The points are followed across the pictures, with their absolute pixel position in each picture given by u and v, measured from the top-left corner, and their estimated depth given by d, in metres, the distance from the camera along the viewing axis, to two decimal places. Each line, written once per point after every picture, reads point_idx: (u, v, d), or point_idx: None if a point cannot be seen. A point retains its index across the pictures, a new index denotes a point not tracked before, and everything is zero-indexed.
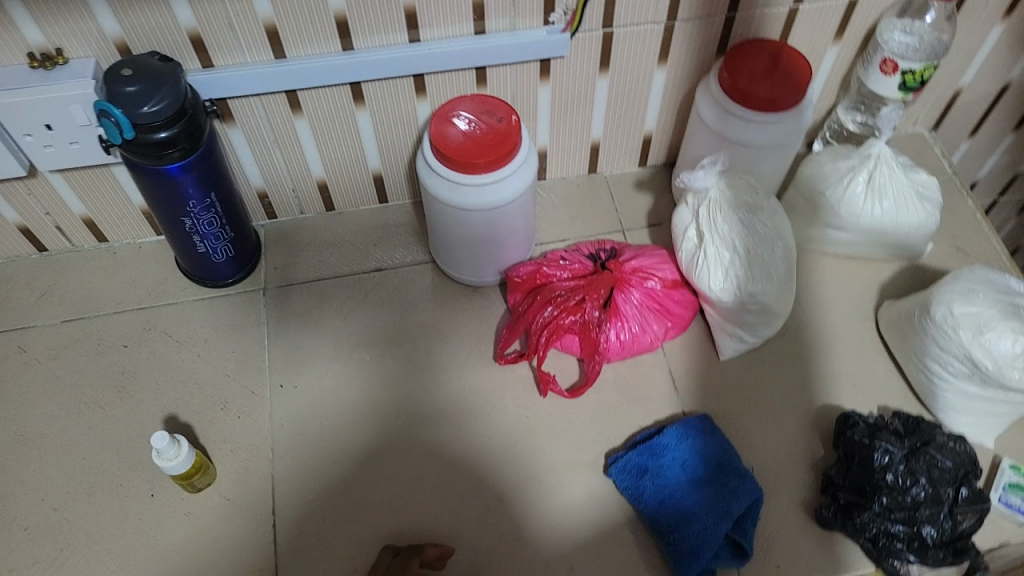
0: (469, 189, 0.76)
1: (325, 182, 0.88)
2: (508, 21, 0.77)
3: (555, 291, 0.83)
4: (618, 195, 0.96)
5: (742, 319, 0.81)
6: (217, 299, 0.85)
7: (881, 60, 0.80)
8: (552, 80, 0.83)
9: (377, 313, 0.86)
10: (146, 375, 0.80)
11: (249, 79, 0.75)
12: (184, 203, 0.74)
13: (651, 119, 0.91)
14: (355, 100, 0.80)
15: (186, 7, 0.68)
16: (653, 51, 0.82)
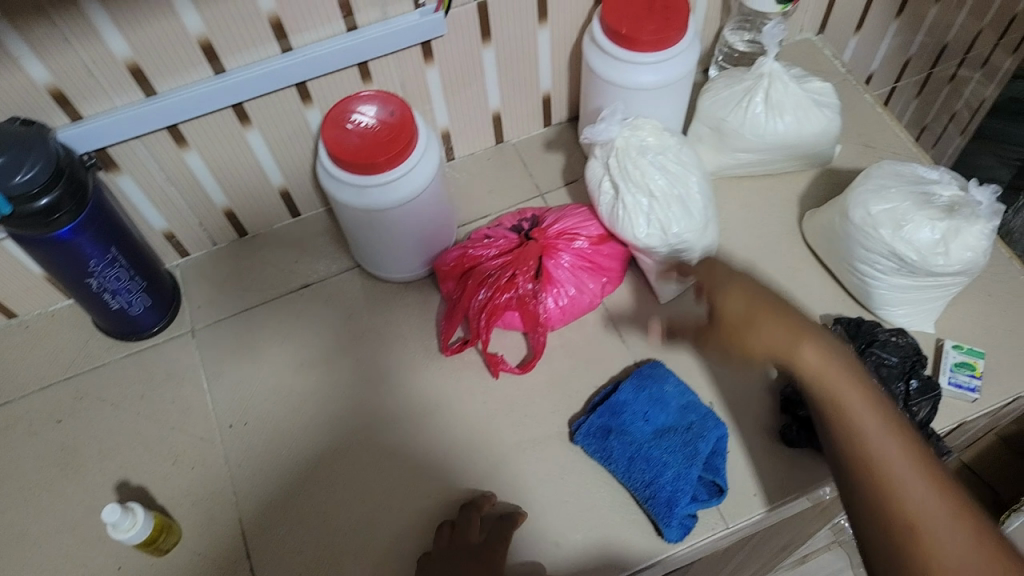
0: (376, 190, 0.74)
1: (231, 209, 0.87)
2: (379, 11, 0.74)
3: (484, 271, 0.80)
4: (530, 160, 0.96)
5: (672, 260, 0.81)
6: (145, 352, 0.85)
7: None
8: (437, 61, 0.81)
9: (315, 330, 0.85)
10: (88, 446, 0.80)
11: (123, 123, 0.72)
12: (85, 263, 0.73)
13: (545, 80, 0.90)
14: (241, 122, 0.78)
15: (38, 64, 0.65)
16: (532, 13, 0.81)
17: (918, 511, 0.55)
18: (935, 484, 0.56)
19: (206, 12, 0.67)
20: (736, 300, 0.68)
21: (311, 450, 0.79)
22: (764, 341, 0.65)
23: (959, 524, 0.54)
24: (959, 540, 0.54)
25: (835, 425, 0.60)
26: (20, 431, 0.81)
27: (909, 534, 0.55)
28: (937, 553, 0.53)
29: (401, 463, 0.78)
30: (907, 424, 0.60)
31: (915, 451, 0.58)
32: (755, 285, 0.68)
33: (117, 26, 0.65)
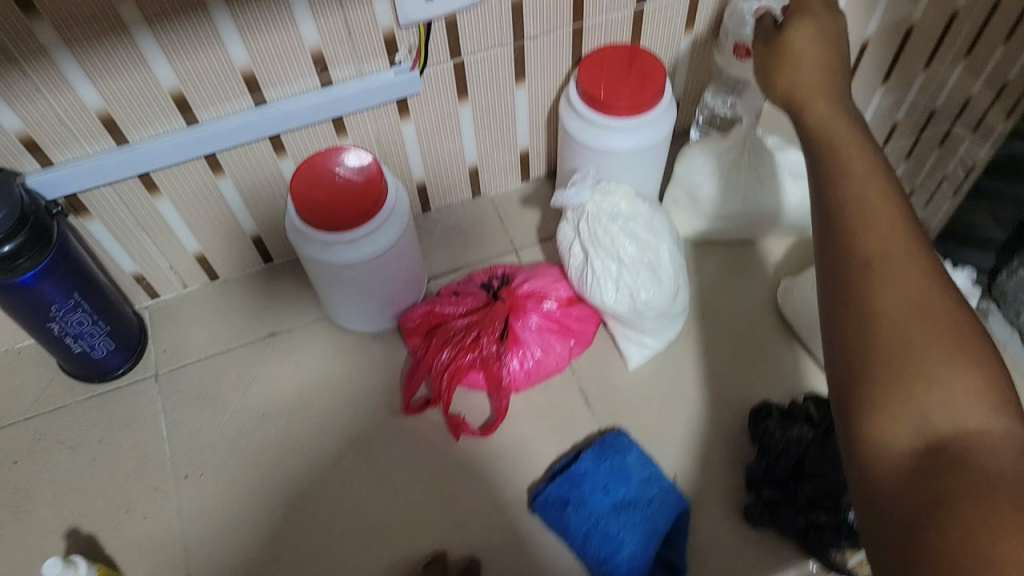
0: (342, 247, 0.74)
1: (203, 254, 0.87)
2: (354, 67, 0.75)
3: (450, 330, 0.81)
4: (506, 214, 0.95)
5: (641, 326, 0.80)
6: (107, 395, 0.84)
7: (733, 47, 0.82)
8: (413, 116, 0.81)
9: (279, 379, 0.85)
10: (41, 490, 0.79)
11: (93, 170, 0.72)
12: (47, 308, 0.72)
13: (523, 137, 0.90)
14: (213, 170, 0.78)
15: (8, 112, 0.65)
16: (510, 73, 0.81)
17: (887, 292, 0.49)
18: (929, 283, 0.49)
19: (178, 66, 0.68)
20: (802, 47, 0.64)
21: (266, 504, 0.78)
22: (792, 78, 0.63)
23: (959, 349, 0.46)
24: (986, 420, 0.44)
25: (833, 162, 0.57)
26: None
27: (908, 371, 0.46)
28: (885, 306, 0.49)
29: (355, 522, 0.76)
30: (924, 242, 0.52)
31: (950, 319, 0.48)
32: (832, 29, 0.65)
33: (89, 77, 0.65)
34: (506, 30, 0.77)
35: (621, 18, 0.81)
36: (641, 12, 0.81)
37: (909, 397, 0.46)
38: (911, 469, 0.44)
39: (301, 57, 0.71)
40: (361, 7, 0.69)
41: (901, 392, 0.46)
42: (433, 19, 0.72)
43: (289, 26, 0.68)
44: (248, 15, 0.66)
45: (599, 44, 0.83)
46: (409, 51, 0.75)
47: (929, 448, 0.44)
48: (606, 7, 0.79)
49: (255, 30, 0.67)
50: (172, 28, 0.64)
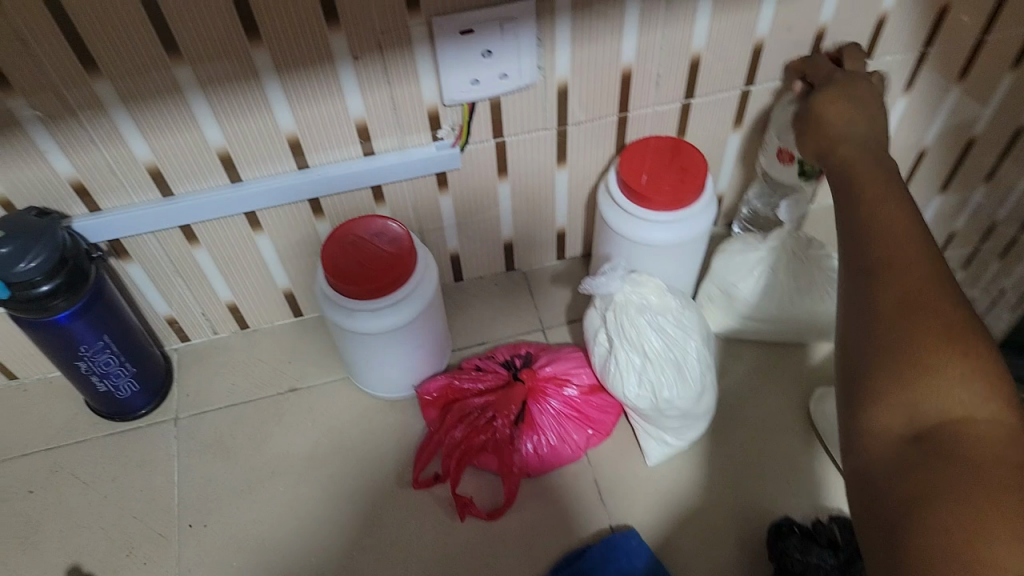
0: (366, 315, 0.74)
1: (236, 304, 0.89)
2: (397, 140, 0.76)
3: (465, 408, 0.80)
4: (538, 291, 0.95)
5: (662, 424, 0.78)
6: (126, 434, 0.86)
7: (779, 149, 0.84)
8: (452, 190, 0.82)
9: (293, 436, 0.85)
10: (50, 523, 0.80)
11: (136, 218, 0.74)
12: (77, 347, 0.74)
13: (561, 216, 0.90)
14: (252, 226, 0.80)
15: (62, 159, 0.68)
16: (552, 155, 0.82)
17: (898, 287, 0.50)
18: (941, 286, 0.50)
19: (226, 126, 0.70)
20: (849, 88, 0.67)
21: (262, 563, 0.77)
22: (830, 113, 0.65)
23: (954, 336, 0.47)
24: (976, 407, 0.46)
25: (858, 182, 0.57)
26: None
27: (907, 360, 0.48)
28: (892, 300, 0.50)
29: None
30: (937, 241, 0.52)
31: (953, 309, 0.49)
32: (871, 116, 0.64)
33: (140, 132, 0.68)
34: (551, 115, 0.77)
35: (668, 111, 0.81)
36: (688, 105, 0.81)
37: (904, 385, 0.47)
38: (894, 456, 0.46)
39: (345, 126, 0.73)
40: (407, 84, 0.71)
41: (905, 378, 0.48)
42: (478, 100, 0.73)
43: (336, 97, 0.70)
44: (297, 84, 0.68)
45: (644, 133, 0.83)
46: (452, 128, 0.76)
47: (919, 436, 0.46)
48: (652, 99, 0.79)
49: (302, 99, 0.69)
50: (222, 91, 0.67)
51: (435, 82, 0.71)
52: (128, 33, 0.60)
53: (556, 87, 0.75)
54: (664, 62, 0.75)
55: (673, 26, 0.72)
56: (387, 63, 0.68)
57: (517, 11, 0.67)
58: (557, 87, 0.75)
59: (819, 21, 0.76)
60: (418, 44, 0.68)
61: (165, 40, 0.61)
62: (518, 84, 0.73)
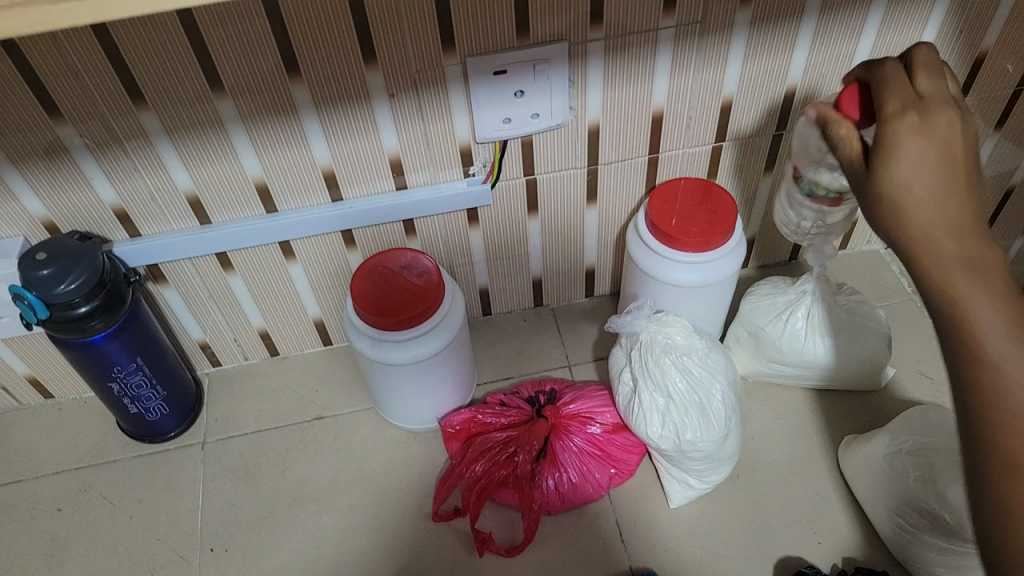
0: (392, 345, 0.75)
1: (267, 331, 0.90)
2: (429, 175, 0.77)
3: (488, 442, 0.80)
4: (566, 327, 0.95)
5: (686, 465, 0.77)
6: (155, 455, 0.87)
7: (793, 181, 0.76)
8: (482, 226, 0.83)
9: (317, 463, 0.85)
10: (77, 542, 0.81)
11: (175, 245, 0.76)
12: (111, 367, 0.76)
13: (590, 253, 0.90)
14: (285, 255, 0.82)
15: (106, 186, 0.71)
16: (582, 193, 0.82)
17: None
18: None
19: (264, 158, 0.72)
20: (917, 148, 0.46)
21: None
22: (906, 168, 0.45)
23: None
24: None
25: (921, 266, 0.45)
26: (21, 512, 0.84)
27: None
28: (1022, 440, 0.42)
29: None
30: None
31: None
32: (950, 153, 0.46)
33: (181, 162, 0.70)
34: (582, 154, 0.78)
35: (699, 153, 0.81)
36: (720, 148, 0.81)
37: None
38: None
39: (379, 161, 0.75)
40: (441, 121, 0.72)
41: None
42: (510, 138, 0.74)
43: (371, 133, 0.72)
44: (333, 120, 0.70)
45: (674, 175, 0.83)
46: (484, 165, 0.77)
47: None
48: (683, 142, 0.80)
49: (338, 133, 0.71)
50: (261, 125, 0.69)
51: (468, 121, 0.73)
52: (174, 68, 0.63)
53: (587, 128, 0.76)
54: (695, 105, 0.76)
55: (705, 70, 0.73)
56: (422, 101, 0.70)
57: (550, 54, 0.68)
58: (588, 127, 0.76)
59: (851, 69, 0.77)
60: (452, 83, 0.69)
61: (209, 75, 0.64)
62: (549, 124, 0.74)
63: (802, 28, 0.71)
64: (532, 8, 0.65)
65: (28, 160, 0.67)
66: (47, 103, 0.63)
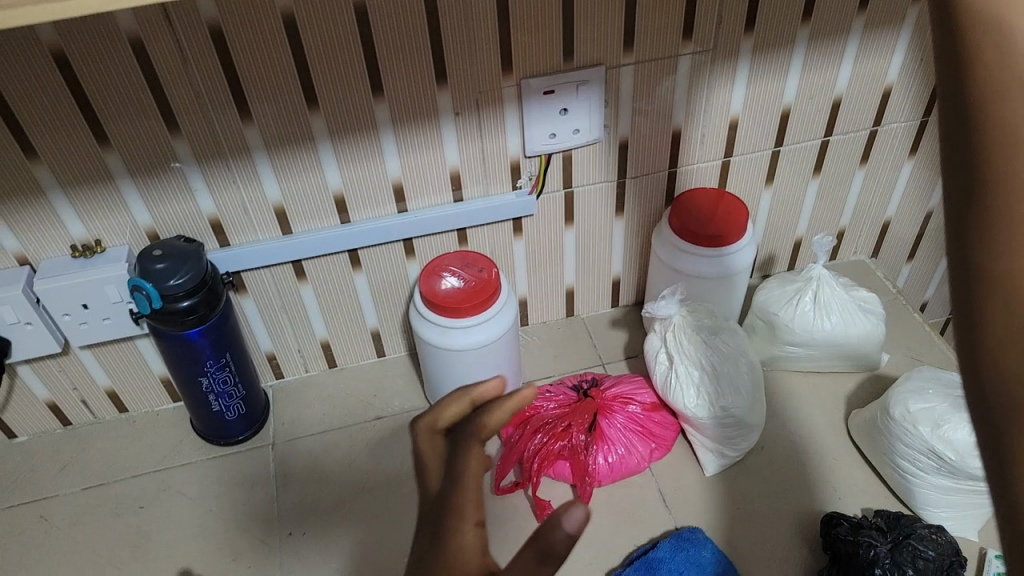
0: (459, 332, 0.85)
1: (328, 342, 1.00)
2: (482, 188, 0.89)
3: (542, 419, 0.88)
4: (596, 333, 1.05)
5: (722, 435, 0.85)
6: (228, 456, 0.94)
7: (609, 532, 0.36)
8: (525, 235, 0.95)
9: (380, 456, 0.93)
10: (161, 534, 0.88)
11: (259, 253, 0.86)
12: (202, 362, 0.84)
13: (616, 265, 1.02)
14: (352, 265, 0.92)
15: (207, 198, 0.81)
16: (611, 205, 0.95)
17: None
18: None
19: (344, 171, 0.83)
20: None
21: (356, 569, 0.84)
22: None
23: None
24: None
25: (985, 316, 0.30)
26: (105, 511, 0.90)
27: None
28: None
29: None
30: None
31: None
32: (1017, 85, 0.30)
33: (275, 175, 0.81)
34: (612, 168, 0.91)
35: (710, 166, 0.94)
36: (729, 163, 0.95)
37: None
38: None
39: (441, 174, 0.86)
40: (496, 137, 0.85)
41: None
42: (554, 152, 0.87)
43: (436, 147, 0.84)
44: (406, 136, 0.82)
45: (690, 185, 0.96)
46: (530, 178, 0.90)
47: None
48: (698, 156, 0.93)
49: (408, 149, 0.83)
50: (345, 139, 0.80)
51: (519, 137, 0.85)
52: (280, 85, 0.74)
53: (618, 143, 0.89)
54: (708, 124, 0.90)
55: (716, 91, 0.87)
56: (482, 118, 0.82)
57: (590, 76, 0.82)
58: (618, 142, 0.89)
59: (836, 89, 0.90)
60: (507, 103, 0.82)
61: (308, 95, 0.76)
62: (587, 140, 0.87)
63: (795, 54, 0.86)
64: (577, 36, 0.78)
65: (144, 172, 0.78)
66: (169, 120, 0.74)
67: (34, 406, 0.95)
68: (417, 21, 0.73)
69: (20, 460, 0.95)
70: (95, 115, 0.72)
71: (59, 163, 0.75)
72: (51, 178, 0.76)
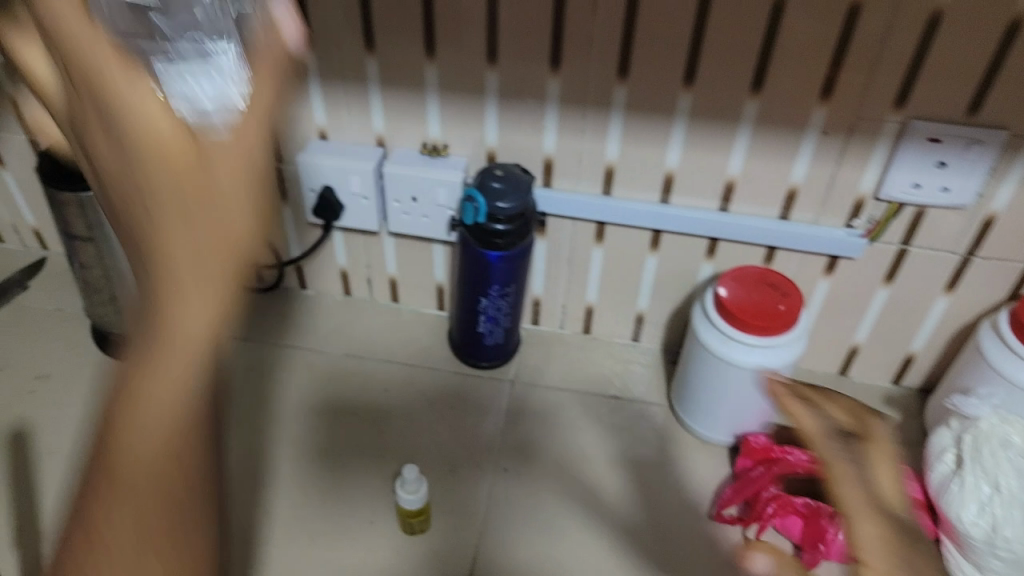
0: (739, 347, 0.82)
1: (593, 308, 1.01)
2: (812, 215, 0.85)
3: (791, 468, 0.83)
4: (864, 403, 0.96)
5: (987, 564, 0.75)
6: (471, 377, 0.99)
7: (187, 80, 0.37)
8: (835, 277, 0.89)
9: (607, 434, 0.93)
10: (396, 420, 0.94)
11: (576, 204, 0.88)
12: (490, 285, 0.88)
13: (917, 342, 0.93)
14: (651, 245, 0.91)
15: (553, 138, 0.85)
16: (943, 280, 0.86)
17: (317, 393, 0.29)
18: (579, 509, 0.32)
19: (686, 154, 0.82)
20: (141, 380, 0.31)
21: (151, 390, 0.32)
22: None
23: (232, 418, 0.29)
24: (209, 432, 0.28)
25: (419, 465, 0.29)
26: (356, 380, 0.99)
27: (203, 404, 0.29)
28: None
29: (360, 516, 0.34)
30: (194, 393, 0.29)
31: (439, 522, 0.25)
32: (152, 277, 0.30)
33: (621, 137, 0.83)
34: (965, 241, 0.82)
35: None
36: None
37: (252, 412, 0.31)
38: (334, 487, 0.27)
39: (779, 187, 0.83)
40: (854, 170, 0.80)
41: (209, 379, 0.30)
42: (908, 203, 0.80)
43: (788, 160, 0.80)
44: (763, 138, 0.79)
45: None
46: (868, 222, 0.83)
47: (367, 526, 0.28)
48: None
49: (759, 152, 0.80)
50: (702, 123, 0.79)
51: (877, 176, 0.80)
52: (666, 54, 0.75)
53: (984, 216, 0.80)
54: None
55: None
56: (849, 144, 0.78)
57: (987, 136, 0.74)
58: (984, 218, 0.80)
59: None
60: (883, 139, 0.77)
61: (688, 72, 0.76)
62: (952, 202, 0.79)
63: None
64: (994, 92, 0.71)
65: (512, 99, 0.82)
66: (555, 58, 0.78)
67: (330, 269, 1.05)
68: (832, 26, 0.70)
69: (303, 310, 1.07)
70: (496, 35, 0.77)
71: (448, 68, 0.81)
72: (436, 78, 0.82)
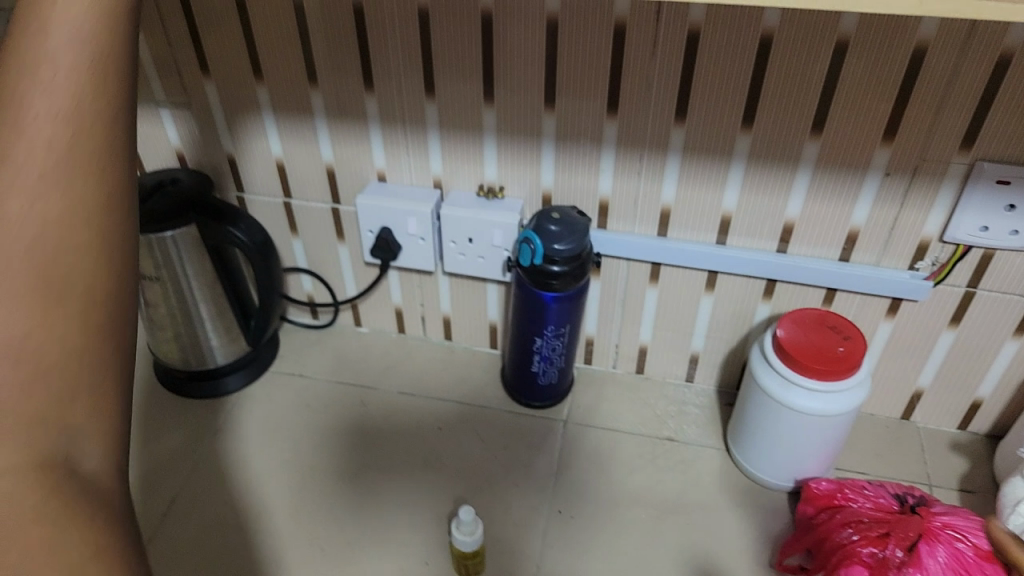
0: (801, 391, 0.81)
1: (648, 348, 1.00)
2: (874, 257, 0.83)
3: (856, 516, 0.80)
4: (930, 449, 0.94)
5: None
6: (524, 416, 0.99)
7: None
8: (898, 319, 0.87)
9: (663, 476, 0.92)
10: (449, 459, 0.94)
11: (631, 244, 0.88)
12: (546, 327, 0.89)
13: (985, 387, 0.90)
14: (706, 286, 0.91)
15: (609, 180, 0.85)
16: (1013, 323, 0.83)
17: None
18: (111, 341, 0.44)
19: (743, 195, 0.82)
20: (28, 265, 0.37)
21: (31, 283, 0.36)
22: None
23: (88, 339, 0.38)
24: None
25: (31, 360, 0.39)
26: (410, 417, 0.99)
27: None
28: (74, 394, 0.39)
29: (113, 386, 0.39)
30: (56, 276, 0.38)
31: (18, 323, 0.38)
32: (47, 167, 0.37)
33: (678, 178, 0.83)
34: None
35: None
36: None
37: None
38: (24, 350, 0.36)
39: (839, 228, 0.82)
40: (917, 211, 0.78)
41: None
42: (975, 246, 0.79)
43: (848, 201, 0.80)
44: (822, 179, 0.79)
45: None
46: (932, 263, 0.82)
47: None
48: None
49: (818, 193, 0.80)
50: (759, 165, 0.79)
51: (942, 218, 0.78)
52: (724, 96, 0.75)
53: None
54: None
55: None
56: (912, 185, 0.77)
57: None
58: None
59: None
60: (948, 180, 0.76)
61: (746, 114, 0.76)
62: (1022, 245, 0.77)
63: None
64: None
65: (569, 142, 0.83)
66: (612, 102, 0.79)
67: (385, 307, 1.07)
68: (893, 66, 0.69)
69: (358, 348, 1.08)
70: (553, 79, 0.79)
71: (506, 112, 0.83)
72: (494, 121, 0.84)
